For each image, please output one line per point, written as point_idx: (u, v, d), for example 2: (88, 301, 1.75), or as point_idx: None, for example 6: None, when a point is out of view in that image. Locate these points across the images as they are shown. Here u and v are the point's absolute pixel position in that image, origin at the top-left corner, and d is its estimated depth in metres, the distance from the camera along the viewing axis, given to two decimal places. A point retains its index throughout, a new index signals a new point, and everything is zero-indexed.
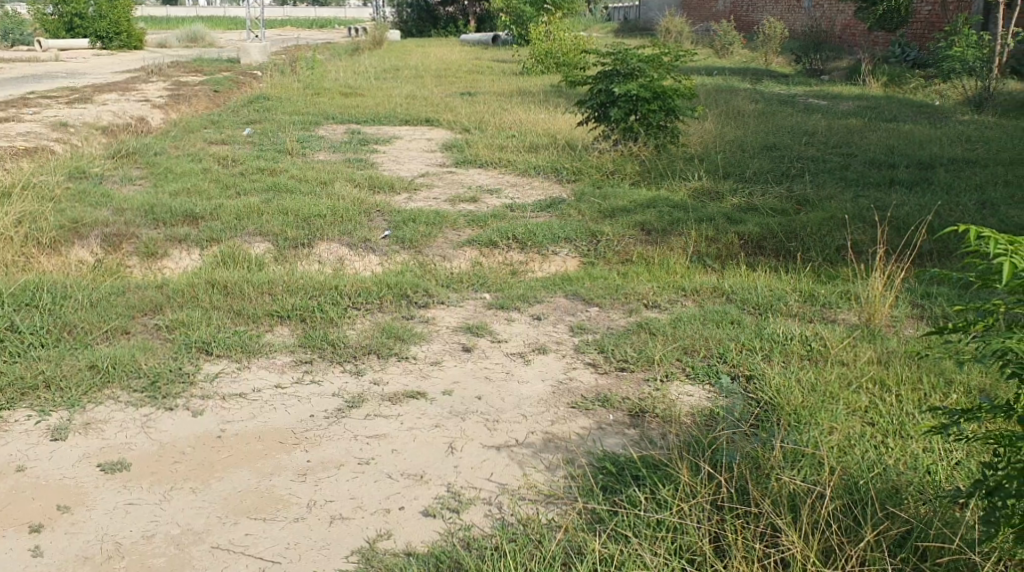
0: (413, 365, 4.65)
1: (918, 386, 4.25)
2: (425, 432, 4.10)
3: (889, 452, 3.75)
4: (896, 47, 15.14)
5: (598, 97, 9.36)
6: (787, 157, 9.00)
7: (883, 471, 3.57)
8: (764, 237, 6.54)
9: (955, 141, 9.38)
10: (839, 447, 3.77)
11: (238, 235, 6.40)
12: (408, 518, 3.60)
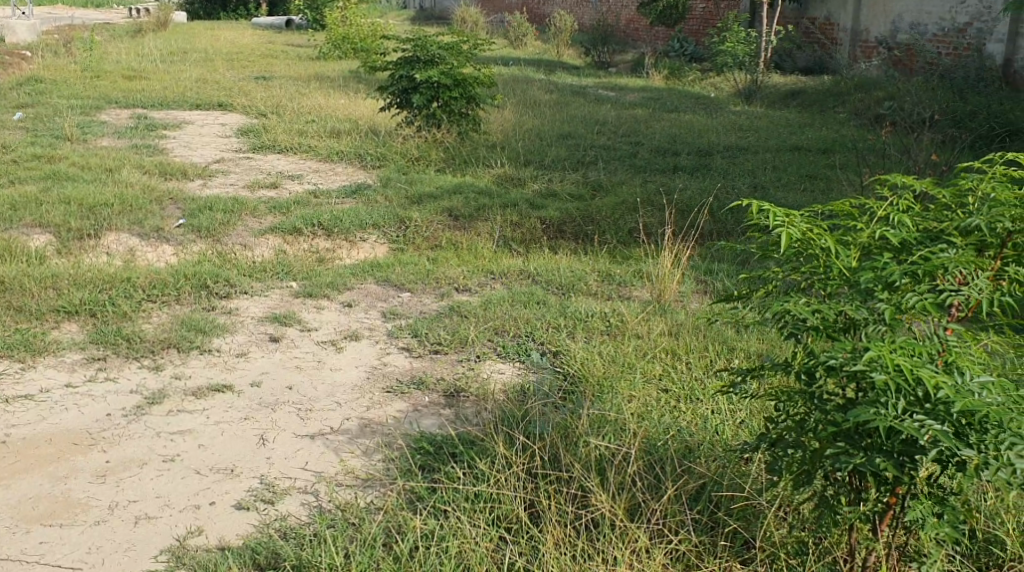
0: (216, 359, 4.25)
1: (703, 352, 4.24)
2: (234, 426, 3.74)
3: (682, 415, 3.69)
4: (675, 42, 15.94)
5: (400, 83, 9.38)
6: (580, 145, 9.38)
7: (679, 432, 3.51)
8: (564, 221, 6.80)
9: (731, 129, 10.06)
10: (639, 410, 3.68)
11: (13, 227, 6.01)
12: (219, 514, 3.24)
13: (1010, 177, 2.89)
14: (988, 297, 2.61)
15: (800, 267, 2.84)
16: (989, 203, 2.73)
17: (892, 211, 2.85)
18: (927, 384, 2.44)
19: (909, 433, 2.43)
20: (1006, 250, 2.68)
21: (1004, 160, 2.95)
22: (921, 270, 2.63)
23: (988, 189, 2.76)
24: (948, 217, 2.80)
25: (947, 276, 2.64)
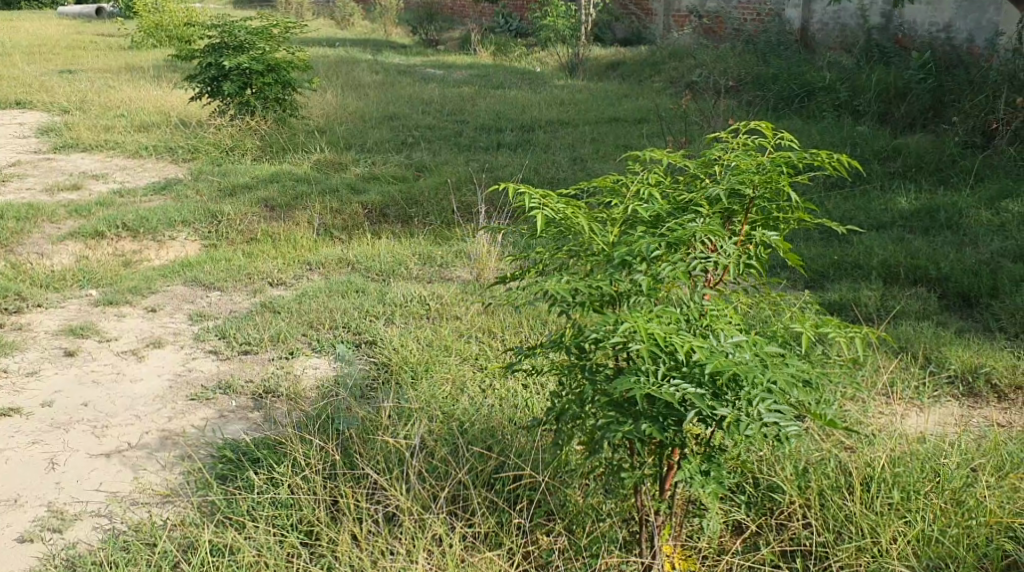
0: (4, 380, 4.02)
1: (519, 327, 4.28)
2: (20, 451, 3.54)
3: (493, 393, 3.71)
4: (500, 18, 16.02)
5: (209, 71, 9.02)
6: (403, 126, 9.30)
7: (488, 412, 3.53)
8: (387, 204, 6.71)
9: (552, 104, 10.17)
10: (450, 395, 3.69)
11: None
12: (1, 548, 3.07)
13: (752, 146, 3.04)
14: (736, 261, 2.74)
15: (565, 245, 2.88)
16: (731, 172, 2.86)
17: (645, 184, 2.96)
18: (680, 349, 2.53)
19: (668, 398, 2.51)
20: (752, 215, 2.83)
21: (747, 130, 3.10)
22: (673, 240, 2.73)
23: (732, 158, 2.90)
24: (697, 187, 2.92)
25: (697, 244, 2.75)
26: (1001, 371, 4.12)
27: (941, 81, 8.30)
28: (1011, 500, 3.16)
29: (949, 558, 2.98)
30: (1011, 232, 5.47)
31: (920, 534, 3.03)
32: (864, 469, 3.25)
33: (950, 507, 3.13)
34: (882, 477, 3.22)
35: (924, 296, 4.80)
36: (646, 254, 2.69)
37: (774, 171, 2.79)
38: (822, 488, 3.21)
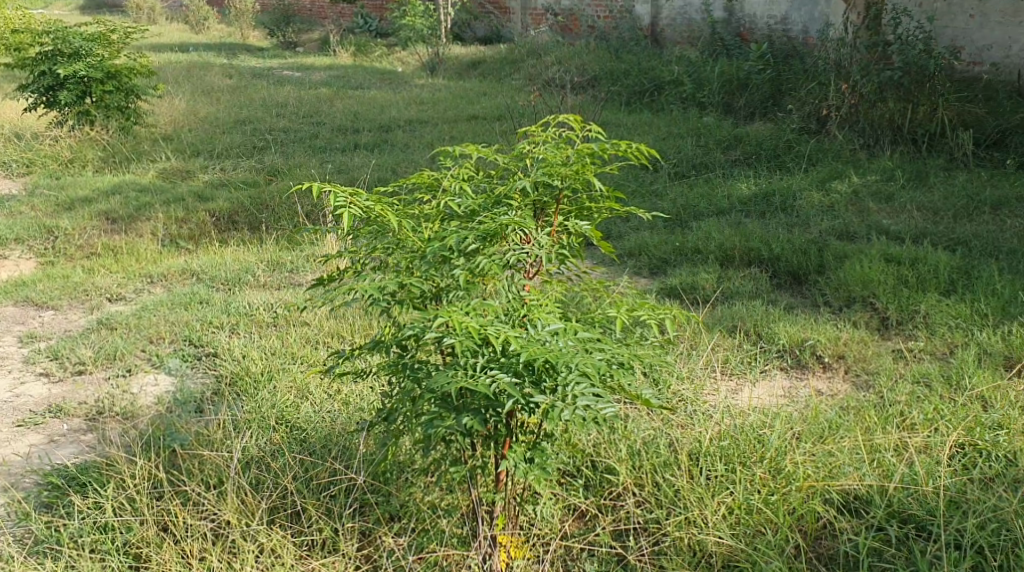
0: None
1: (368, 330, 4.23)
2: None
3: (335, 396, 3.67)
4: (359, 18, 15.91)
5: (43, 80, 8.64)
6: (256, 130, 9.10)
7: (329, 416, 3.51)
8: (235, 211, 6.54)
9: (409, 103, 10.11)
10: (293, 402, 3.64)
11: None
12: None
13: (563, 138, 3.10)
14: (548, 252, 2.82)
15: (380, 243, 2.89)
16: (540, 164, 2.91)
17: (457, 180, 2.98)
18: (494, 341, 2.57)
19: (482, 389, 2.55)
20: (563, 206, 2.90)
21: (558, 122, 3.15)
22: (485, 233, 2.77)
23: (540, 151, 2.95)
24: (509, 180, 2.96)
25: (510, 236, 2.80)
26: (825, 342, 4.33)
27: (779, 72, 8.60)
28: (824, 465, 3.44)
29: (768, 523, 3.23)
30: (839, 212, 5.73)
31: (741, 503, 3.27)
32: (692, 445, 3.52)
33: (769, 476, 3.41)
34: (708, 452, 3.50)
35: (756, 277, 4.99)
36: (458, 248, 2.72)
37: (579, 162, 2.86)
38: (655, 466, 3.43)
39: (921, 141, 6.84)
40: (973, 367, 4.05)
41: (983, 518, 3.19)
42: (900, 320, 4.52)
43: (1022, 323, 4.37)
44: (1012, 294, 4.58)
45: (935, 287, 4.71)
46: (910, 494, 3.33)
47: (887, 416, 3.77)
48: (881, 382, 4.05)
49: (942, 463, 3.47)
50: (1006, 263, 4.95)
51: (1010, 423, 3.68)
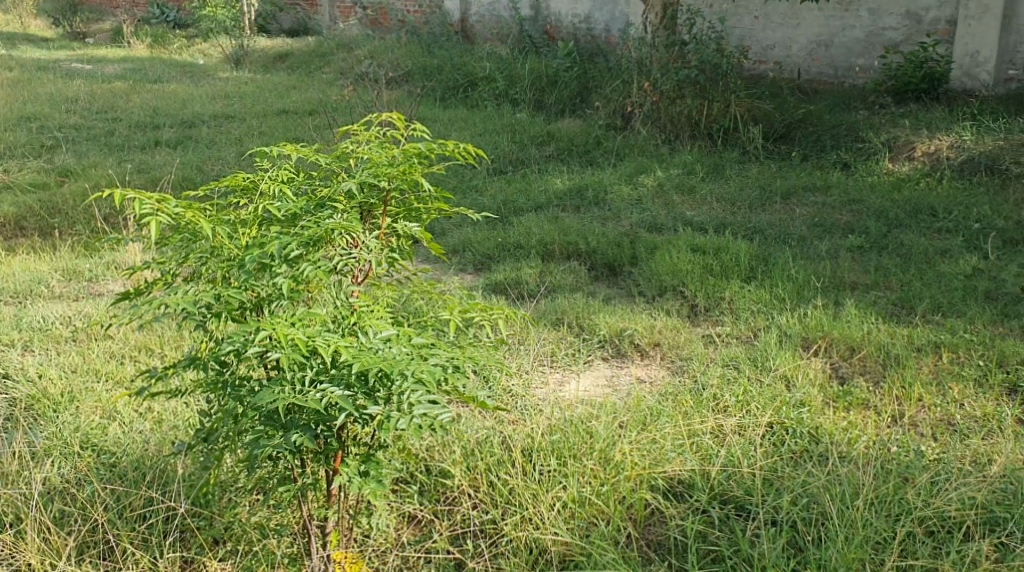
0: None
1: (179, 341, 3.99)
2: None
3: (147, 415, 3.44)
4: (155, 8, 15.13)
5: None
6: (44, 128, 8.47)
7: (142, 436, 3.28)
8: (23, 217, 6.06)
9: (213, 97, 9.68)
10: (100, 425, 3.38)
11: None
12: None
13: (387, 137, 2.98)
14: (376, 256, 2.74)
15: (193, 252, 2.70)
16: (364, 165, 2.79)
17: (276, 182, 2.82)
18: (323, 353, 2.46)
19: (312, 405, 2.46)
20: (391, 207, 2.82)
21: (381, 120, 3.03)
22: (309, 239, 2.64)
23: (365, 151, 2.83)
24: (332, 182, 2.83)
25: (336, 241, 2.69)
26: (642, 331, 4.39)
27: (585, 70, 8.74)
28: (649, 452, 3.50)
29: (600, 515, 3.25)
30: (647, 205, 5.86)
31: (575, 497, 3.27)
32: (525, 441, 3.49)
33: (599, 467, 3.41)
34: (541, 447, 3.47)
35: (575, 270, 5.02)
36: (280, 256, 2.58)
37: (406, 163, 2.77)
38: (489, 466, 3.39)
39: (717, 136, 7.08)
40: (776, 348, 4.21)
41: (795, 494, 3.34)
42: (708, 306, 4.65)
43: (816, 306, 4.58)
44: (805, 280, 4.81)
45: (737, 274, 4.87)
46: (729, 476, 3.44)
47: (701, 399, 3.88)
48: (694, 367, 4.13)
49: (754, 443, 3.62)
50: (797, 250, 5.19)
51: (810, 401, 3.87)
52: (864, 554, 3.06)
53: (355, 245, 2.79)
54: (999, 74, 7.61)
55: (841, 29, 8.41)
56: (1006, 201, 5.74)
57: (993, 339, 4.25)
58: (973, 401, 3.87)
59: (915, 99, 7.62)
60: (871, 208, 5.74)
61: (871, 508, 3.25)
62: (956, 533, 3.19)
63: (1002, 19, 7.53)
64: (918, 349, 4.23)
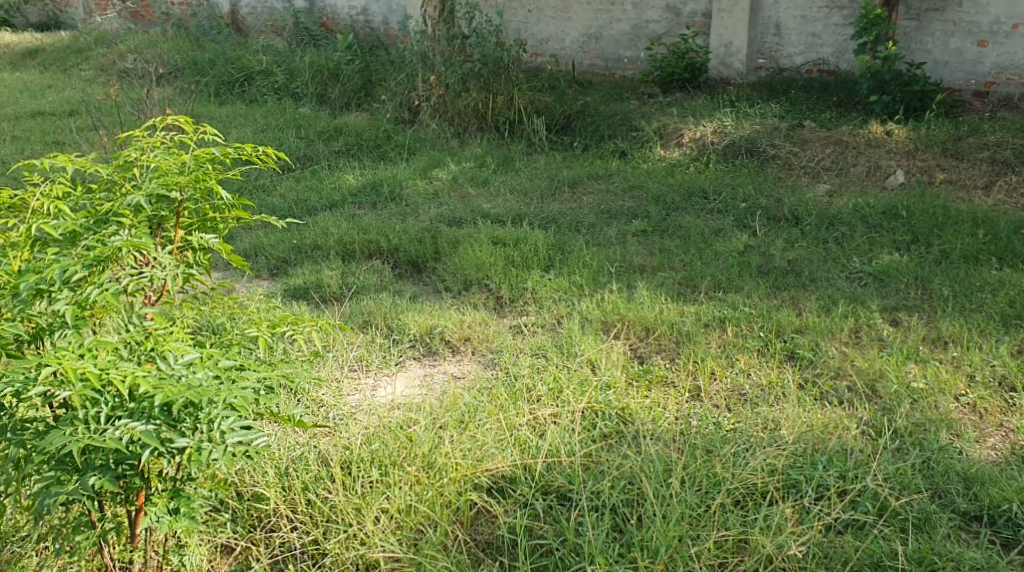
0: None
1: None
2: None
3: None
4: None
5: None
6: None
7: None
8: None
9: None
10: None
11: None
12: None
13: (172, 141, 2.75)
14: (171, 272, 2.55)
15: None
16: (151, 174, 2.58)
17: (49, 198, 2.55)
18: (120, 386, 2.29)
19: (111, 445, 2.29)
20: (184, 221, 2.63)
21: (164, 123, 2.79)
22: (94, 261, 2.42)
23: (150, 159, 2.61)
24: (115, 195, 2.60)
25: (125, 259, 2.48)
26: (452, 327, 4.29)
27: (366, 62, 8.48)
28: (470, 451, 3.41)
29: (426, 521, 3.16)
30: (442, 199, 5.76)
31: (401, 506, 3.17)
32: (343, 454, 3.37)
33: (423, 474, 3.30)
34: (360, 458, 3.35)
35: (378, 269, 4.86)
36: (62, 282, 2.35)
37: (198, 170, 2.58)
38: (305, 485, 3.25)
39: (503, 129, 6.99)
40: (579, 334, 4.19)
41: (613, 478, 3.33)
42: (513, 297, 4.60)
43: (611, 291, 4.59)
44: (600, 265, 4.83)
45: (539, 263, 4.83)
46: (551, 467, 3.39)
47: (515, 391, 3.81)
48: (505, 359, 4.07)
49: (569, 430, 3.58)
50: (587, 237, 5.20)
51: (615, 384, 3.86)
52: (683, 531, 3.09)
53: (145, 262, 2.59)
54: (749, 64, 7.81)
55: (608, 22, 8.40)
56: (774, 182, 6.02)
57: (769, 311, 4.40)
58: (759, 370, 3.98)
59: (680, 89, 7.76)
60: (650, 193, 5.82)
61: (685, 485, 3.29)
62: (761, 501, 3.25)
63: (750, 12, 7.71)
64: (706, 325, 4.32)
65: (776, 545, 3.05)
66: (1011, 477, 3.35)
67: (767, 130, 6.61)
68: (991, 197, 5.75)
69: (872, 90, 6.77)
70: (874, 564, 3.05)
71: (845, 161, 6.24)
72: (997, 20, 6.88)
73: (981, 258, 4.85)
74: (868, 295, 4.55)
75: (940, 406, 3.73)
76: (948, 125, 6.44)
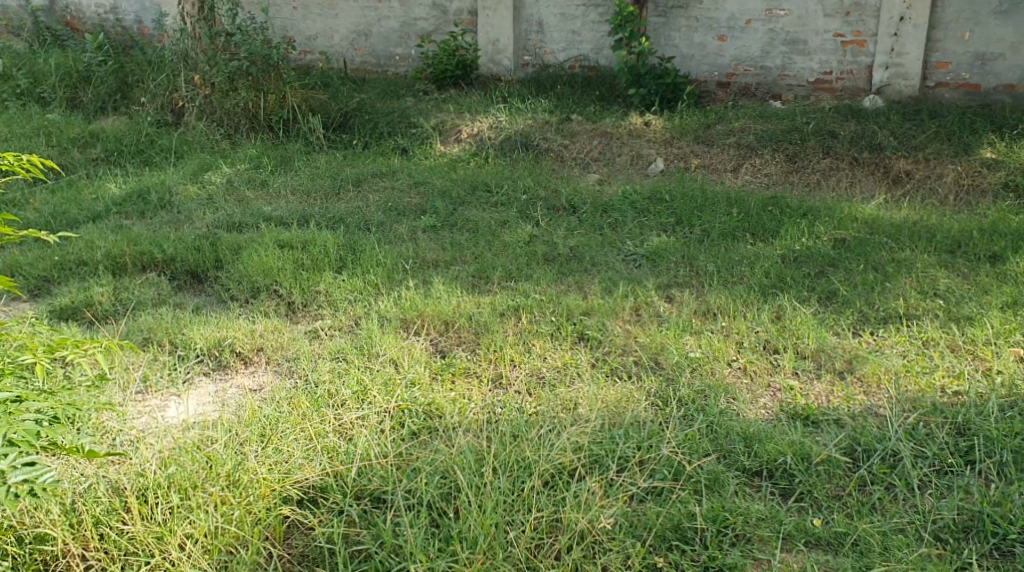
0: None
1: None
2: None
3: None
4: None
5: None
6: None
7: None
8: None
9: None
10: None
11: None
12: None
13: None
14: None
15: None
16: None
17: None
18: None
19: None
20: None
21: None
22: None
23: None
24: None
25: None
26: (241, 338, 4.08)
27: (120, 62, 7.95)
28: (276, 464, 3.26)
29: (236, 541, 3.01)
30: (219, 204, 5.50)
31: (207, 529, 2.99)
32: (138, 481, 3.13)
33: (229, 493, 3.12)
34: (157, 483, 3.13)
35: (154, 282, 4.57)
36: None
37: None
38: (98, 518, 3.00)
39: (277, 128, 6.76)
40: (378, 334, 4.08)
41: (426, 473, 3.26)
42: (306, 302, 4.44)
43: (407, 288, 4.51)
44: (393, 263, 4.72)
45: (329, 265, 4.68)
46: (362, 471, 3.29)
47: (317, 397, 3.66)
48: (302, 366, 3.91)
49: (378, 432, 3.48)
50: (377, 235, 5.09)
51: (420, 380, 3.78)
52: (499, 518, 3.08)
53: None
54: (517, 60, 7.82)
55: (377, 20, 8.14)
56: (548, 173, 6.12)
57: (559, 296, 4.44)
58: (554, 353, 4.01)
59: (454, 86, 7.69)
60: (435, 188, 5.78)
61: (497, 473, 3.27)
62: (570, 480, 3.28)
63: (513, 10, 7.72)
64: (501, 315, 4.29)
65: (587, 520, 3.08)
66: (784, 432, 3.53)
67: (538, 124, 6.71)
68: (740, 179, 6.05)
69: (629, 83, 7.00)
70: (675, 527, 3.14)
71: (611, 152, 6.44)
72: (735, 15, 7.12)
73: (738, 235, 5.10)
74: (644, 275, 4.68)
75: (716, 372, 3.89)
76: (699, 114, 6.73)
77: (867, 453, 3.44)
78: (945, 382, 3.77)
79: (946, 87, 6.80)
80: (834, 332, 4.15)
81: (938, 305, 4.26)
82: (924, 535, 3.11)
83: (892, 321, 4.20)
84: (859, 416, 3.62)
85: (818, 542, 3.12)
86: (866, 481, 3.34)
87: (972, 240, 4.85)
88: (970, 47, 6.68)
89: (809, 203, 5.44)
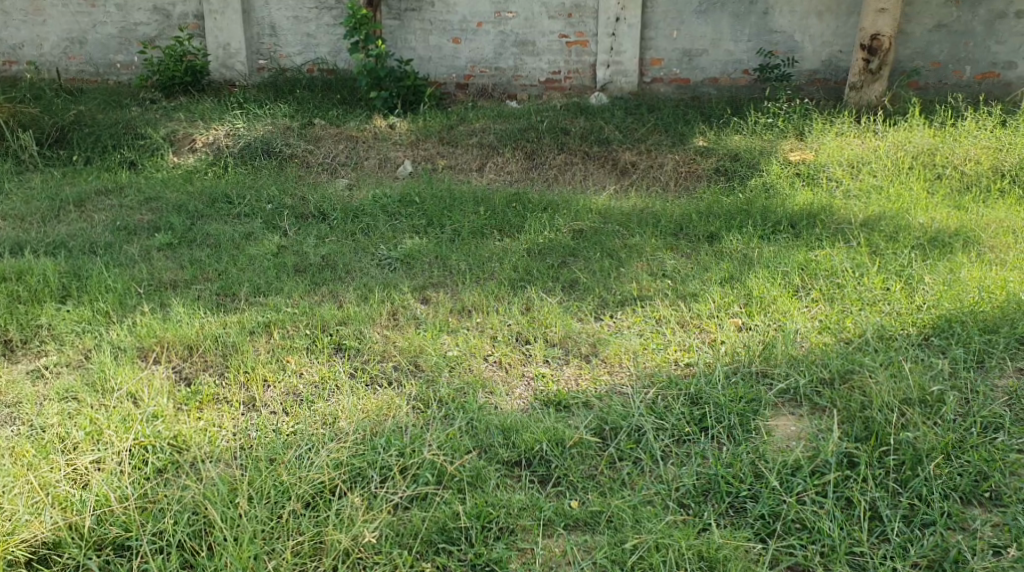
0: None
1: None
2: None
3: None
4: None
5: None
6: None
7: None
8: None
9: None
10: None
11: None
12: None
13: None
14: None
15: None
16: None
17: None
18: None
19: None
20: None
21: None
22: None
23: None
24: None
25: None
26: None
27: None
28: None
29: None
30: None
31: None
32: None
33: None
34: None
35: None
36: None
37: None
38: None
39: None
40: (113, 366, 3.74)
41: (174, 512, 3.06)
42: (25, 339, 4.03)
43: (142, 314, 4.18)
44: (125, 288, 4.37)
45: (51, 295, 4.28)
46: (100, 519, 3.05)
47: (46, 443, 3.33)
48: (25, 412, 3.53)
49: (117, 475, 3.20)
50: (105, 258, 4.71)
51: (163, 412, 3.48)
52: (257, 549, 2.97)
53: None
54: (249, 64, 7.52)
55: (91, 26, 7.59)
56: (290, 180, 5.89)
57: (312, 308, 4.24)
58: (310, 368, 3.82)
59: (183, 93, 7.27)
60: (170, 202, 5.43)
61: (253, 501, 3.12)
62: (331, 499, 3.15)
63: (242, 13, 7.39)
64: (251, 332, 4.06)
65: (350, 538, 3.01)
66: (539, 420, 3.53)
67: (279, 130, 6.45)
68: (485, 177, 6.07)
69: (370, 87, 6.86)
70: (440, 530, 3.09)
71: (358, 155, 6.29)
72: (466, 18, 7.13)
73: (486, 232, 5.10)
74: (398, 278, 4.56)
75: (473, 368, 3.85)
76: (441, 115, 6.69)
77: (615, 431, 3.49)
78: (677, 356, 3.89)
79: (661, 82, 7.12)
80: (578, 319, 4.21)
81: (667, 286, 4.39)
82: (669, 503, 3.21)
83: (630, 303, 4.29)
84: (605, 396, 3.67)
85: (576, 524, 3.16)
86: (615, 458, 3.40)
87: (692, 222, 5.04)
88: (677, 44, 7.01)
89: (548, 198, 5.50)
